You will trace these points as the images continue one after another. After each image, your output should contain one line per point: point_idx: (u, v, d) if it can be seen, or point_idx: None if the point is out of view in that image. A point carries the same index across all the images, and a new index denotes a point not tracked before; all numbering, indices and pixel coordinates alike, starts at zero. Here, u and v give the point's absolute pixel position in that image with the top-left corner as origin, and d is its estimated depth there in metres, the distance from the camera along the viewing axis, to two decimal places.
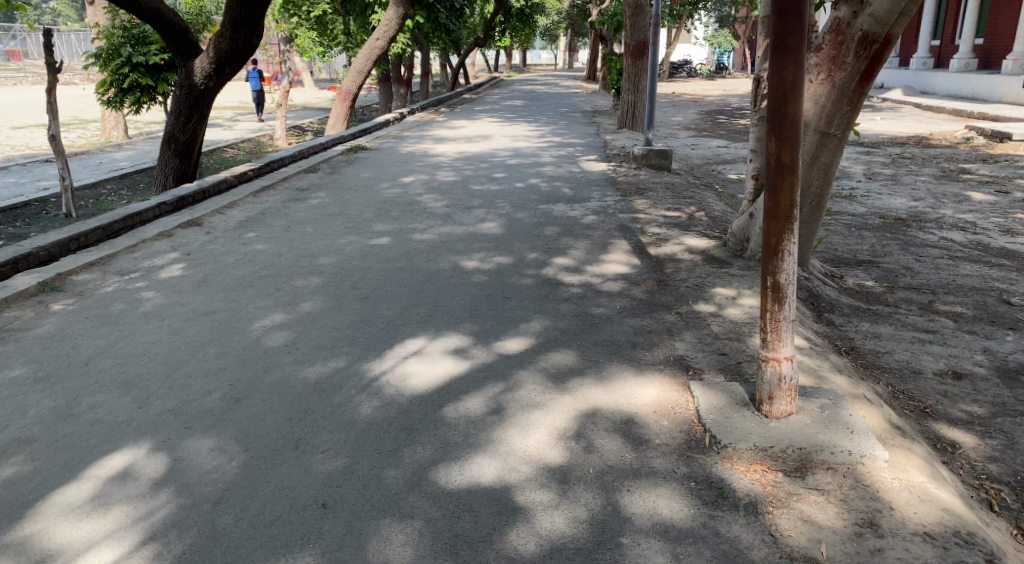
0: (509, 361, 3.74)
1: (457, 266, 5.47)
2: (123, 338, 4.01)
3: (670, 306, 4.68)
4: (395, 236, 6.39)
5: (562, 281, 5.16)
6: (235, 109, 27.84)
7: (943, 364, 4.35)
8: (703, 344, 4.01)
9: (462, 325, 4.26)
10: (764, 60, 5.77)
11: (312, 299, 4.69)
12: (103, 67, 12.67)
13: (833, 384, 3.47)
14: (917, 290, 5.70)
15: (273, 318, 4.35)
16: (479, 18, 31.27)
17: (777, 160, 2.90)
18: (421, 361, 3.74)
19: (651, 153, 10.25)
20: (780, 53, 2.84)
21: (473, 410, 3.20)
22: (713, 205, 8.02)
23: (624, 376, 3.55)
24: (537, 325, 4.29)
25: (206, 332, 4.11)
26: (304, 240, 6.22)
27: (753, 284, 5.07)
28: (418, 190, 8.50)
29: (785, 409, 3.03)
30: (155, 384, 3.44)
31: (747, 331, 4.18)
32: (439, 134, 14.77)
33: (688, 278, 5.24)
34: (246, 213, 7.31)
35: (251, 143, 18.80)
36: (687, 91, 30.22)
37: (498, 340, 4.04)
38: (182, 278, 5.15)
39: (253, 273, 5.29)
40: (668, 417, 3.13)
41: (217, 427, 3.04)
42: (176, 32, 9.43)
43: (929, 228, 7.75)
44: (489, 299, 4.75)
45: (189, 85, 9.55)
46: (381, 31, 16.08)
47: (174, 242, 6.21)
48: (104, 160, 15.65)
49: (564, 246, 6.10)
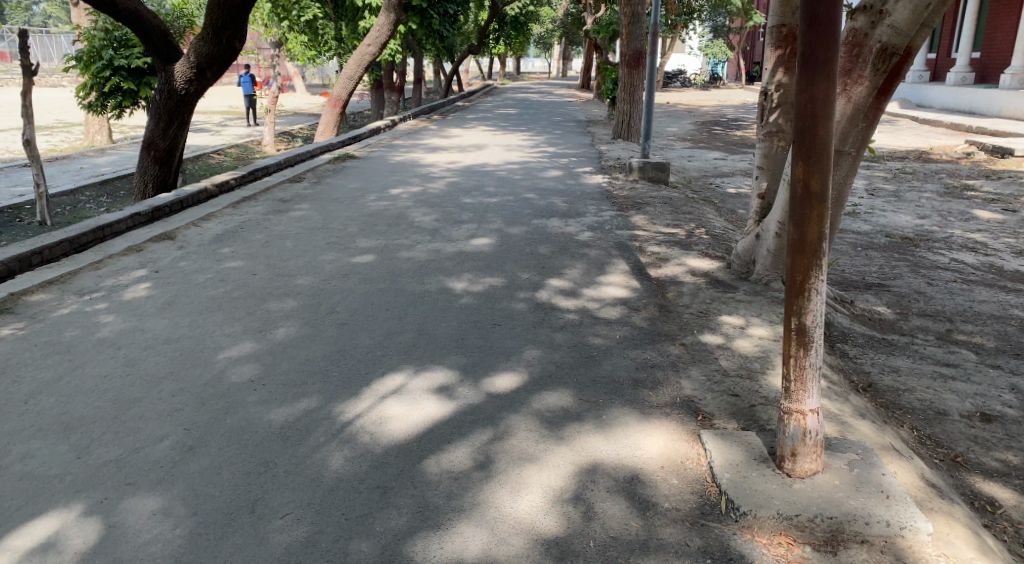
0: (499, 401, 3.37)
1: (444, 288, 5.12)
2: (72, 371, 3.62)
3: (673, 336, 4.32)
4: (380, 253, 6.02)
5: (557, 306, 4.80)
6: (225, 114, 27.40)
7: (970, 404, 4.00)
8: (711, 383, 3.65)
9: (449, 357, 3.88)
10: (774, 73, 5.47)
11: (285, 325, 4.31)
12: (84, 70, 12.26)
13: (859, 434, 3.13)
14: (932, 318, 5.38)
15: (241, 348, 3.96)
16: (473, 25, 31.07)
17: (803, 188, 2.57)
18: (402, 401, 3.36)
19: (648, 166, 9.92)
20: (810, 67, 2.50)
21: (457, 464, 2.83)
22: (713, 222, 7.70)
23: (628, 422, 3.19)
24: (530, 358, 3.92)
25: (165, 364, 3.72)
26: (282, 257, 5.84)
27: (761, 313, 4.73)
28: (407, 203, 8.13)
29: (809, 467, 2.68)
30: (100, 428, 3.05)
31: (760, 367, 3.83)
32: (432, 143, 14.43)
33: (691, 304, 4.91)
34: (223, 226, 6.92)
35: (239, 149, 18.43)
36: (682, 101, 29.98)
37: (487, 376, 3.66)
38: (146, 300, 4.77)
39: (224, 294, 4.91)
40: (679, 475, 2.78)
41: (162, 483, 2.66)
42: (155, 35, 9.02)
43: (937, 248, 7.46)
44: (477, 327, 4.38)
45: (169, 90, 9.16)
46: (372, 37, 15.71)
47: (144, 258, 5.82)
48: (85, 165, 15.22)
49: (559, 267, 5.75)
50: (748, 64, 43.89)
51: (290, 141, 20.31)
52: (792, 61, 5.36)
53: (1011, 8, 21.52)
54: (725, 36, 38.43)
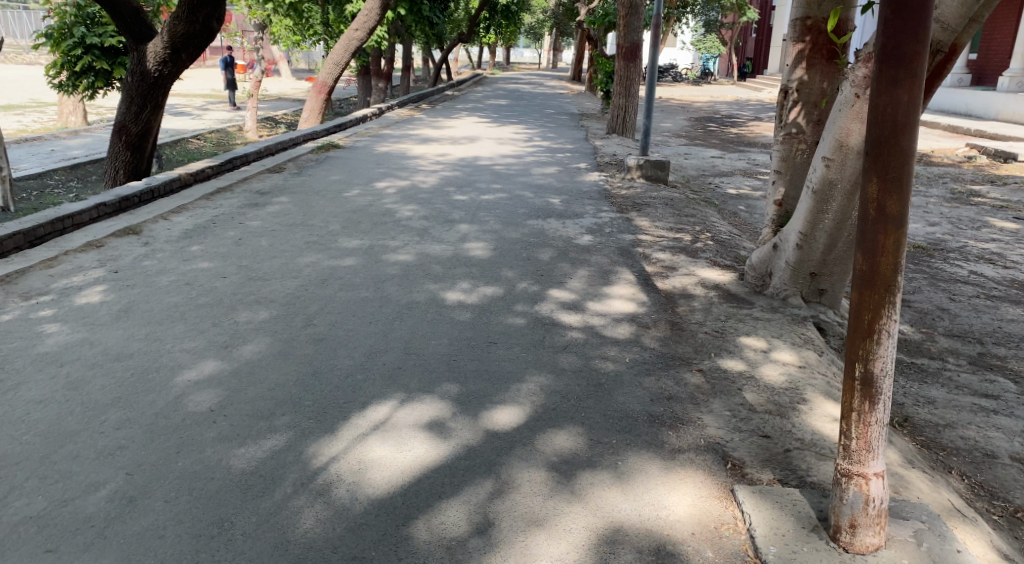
0: (499, 443, 2.91)
1: (435, 298, 4.65)
2: (1, 395, 3.11)
3: (689, 360, 3.90)
4: (365, 255, 5.53)
5: (560, 322, 4.36)
6: (206, 97, 26.61)
7: (1020, 444, 3.59)
8: (737, 421, 3.23)
9: (440, 385, 3.42)
10: (795, 69, 5.01)
11: (254, 341, 3.82)
12: (54, 47, 11.60)
13: (915, 493, 2.70)
14: (961, 339, 5.00)
15: (202, 369, 3.46)
16: (465, 12, 30.43)
17: (876, 209, 2.11)
18: (386, 441, 2.89)
19: (647, 164, 9.45)
20: (890, 63, 2.05)
21: (452, 527, 2.37)
22: (718, 226, 7.30)
23: (650, 474, 2.76)
24: (533, 386, 3.46)
25: (112, 387, 3.21)
26: (256, 257, 5.34)
27: (782, 334, 4.31)
28: (394, 199, 7.65)
29: (871, 541, 2.24)
30: (24, 472, 2.56)
31: (790, 403, 3.41)
32: (421, 133, 13.88)
33: (705, 322, 4.48)
34: (194, 221, 6.40)
35: (220, 134, 17.80)
36: (674, 96, 29.62)
37: (484, 409, 3.20)
38: (101, 305, 4.25)
39: (188, 300, 4.40)
40: (715, 546, 2.35)
41: (91, 551, 2.18)
42: (126, 13, 8.41)
43: (953, 258, 7.09)
44: (472, 345, 3.92)
45: (141, 72, 8.57)
46: (361, 21, 14.96)
47: (103, 255, 5.29)
48: (56, 148, 14.52)
49: (559, 275, 5.30)
50: (741, 59, 43.45)
51: (274, 127, 19.65)
52: (815, 56, 4.91)
53: (1009, 9, 21.26)
54: (717, 31, 38.08)
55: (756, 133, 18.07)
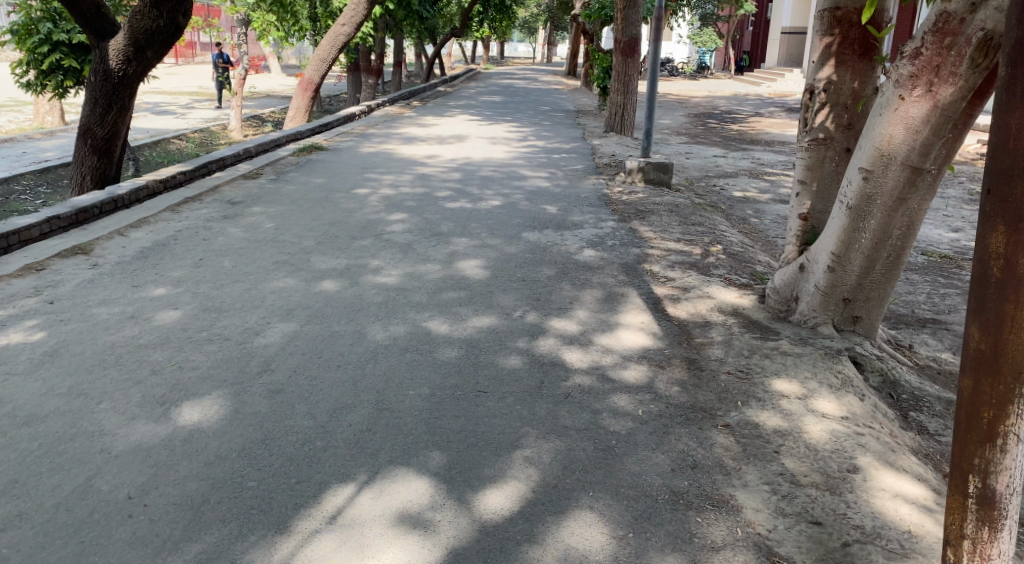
0: (487, 543, 2.32)
1: (416, 331, 4.05)
2: None
3: (712, 412, 3.31)
4: (340, 277, 4.93)
5: (560, 362, 3.76)
6: (192, 95, 25.96)
7: None
8: (779, 499, 2.64)
9: (417, 453, 2.82)
10: (821, 67, 4.39)
11: (196, 395, 3.20)
12: (19, 44, 10.92)
13: None
14: None
15: (129, 436, 2.85)
16: (457, 8, 29.82)
17: (1002, 270, 1.51)
18: (347, 544, 2.29)
19: (649, 166, 8.85)
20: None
21: None
22: (729, 235, 6.72)
23: None
24: (529, 455, 2.86)
25: (10, 466, 2.63)
26: (217, 281, 4.74)
27: (817, 371, 3.72)
28: (377, 207, 7.05)
29: None
30: None
31: (838, 470, 2.82)
32: (410, 132, 13.24)
33: (726, 358, 3.89)
34: (154, 236, 5.79)
35: (204, 133, 17.14)
36: (671, 91, 29.02)
37: (468, 490, 2.60)
38: (25, 347, 3.65)
39: (129, 339, 3.79)
40: None
41: None
42: (86, 7, 7.77)
43: None
44: (456, 396, 3.32)
45: (105, 71, 7.90)
46: (348, 15, 14.23)
47: (43, 280, 4.69)
48: (28, 150, 13.83)
49: (559, 299, 4.70)
50: (737, 54, 42.97)
51: (260, 126, 19.01)
52: (845, 53, 4.28)
53: None
54: (713, 25, 37.52)
55: (759, 129, 17.51)
